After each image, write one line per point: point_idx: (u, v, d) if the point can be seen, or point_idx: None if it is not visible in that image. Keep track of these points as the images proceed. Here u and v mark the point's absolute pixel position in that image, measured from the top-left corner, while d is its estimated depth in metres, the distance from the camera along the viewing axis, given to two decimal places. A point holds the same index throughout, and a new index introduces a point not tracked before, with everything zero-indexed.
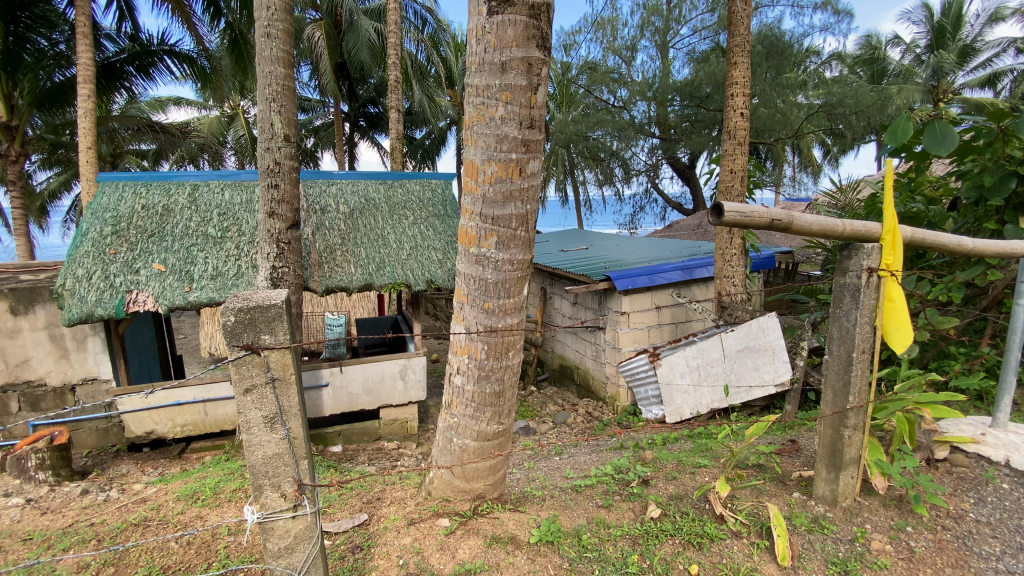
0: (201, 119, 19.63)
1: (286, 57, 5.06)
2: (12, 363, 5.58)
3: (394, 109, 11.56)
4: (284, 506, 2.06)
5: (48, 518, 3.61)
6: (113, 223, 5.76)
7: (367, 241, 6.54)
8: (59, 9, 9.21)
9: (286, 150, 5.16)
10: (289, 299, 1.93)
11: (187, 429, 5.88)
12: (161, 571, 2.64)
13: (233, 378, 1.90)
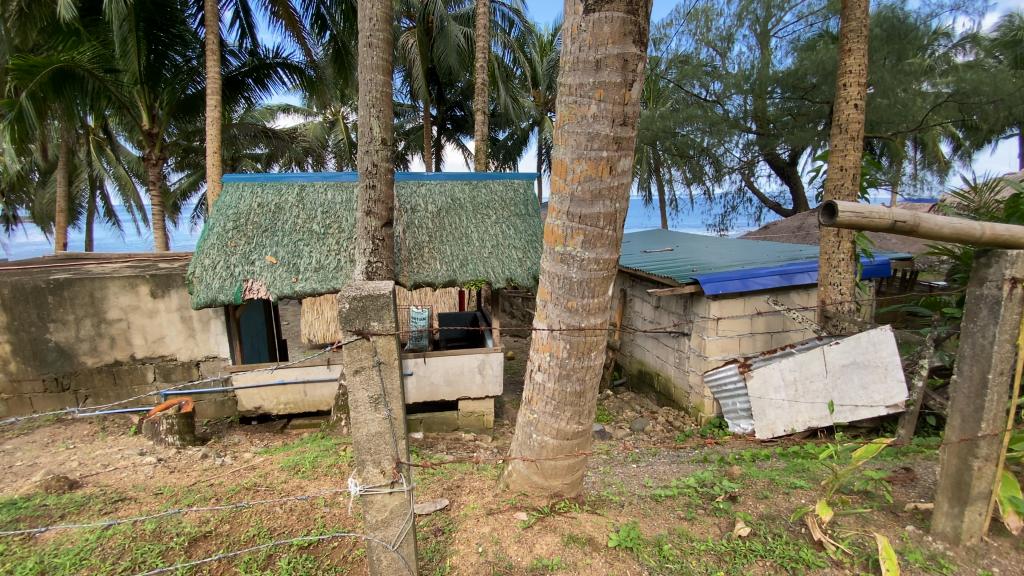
0: (306, 125, 21.40)
1: (385, 64, 5.38)
2: (151, 339, 6.46)
3: (480, 111, 11.85)
4: (383, 482, 2.19)
5: (175, 476, 4.14)
6: (234, 219, 6.47)
7: (452, 239, 6.78)
8: (192, 29, 10.74)
9: (383, 153, 5.49)
10: (396, 290, 2.06)
11: (288, 406, 6.45)
12: (269, 532, 2.94)
13: (344, 360, 2.06)
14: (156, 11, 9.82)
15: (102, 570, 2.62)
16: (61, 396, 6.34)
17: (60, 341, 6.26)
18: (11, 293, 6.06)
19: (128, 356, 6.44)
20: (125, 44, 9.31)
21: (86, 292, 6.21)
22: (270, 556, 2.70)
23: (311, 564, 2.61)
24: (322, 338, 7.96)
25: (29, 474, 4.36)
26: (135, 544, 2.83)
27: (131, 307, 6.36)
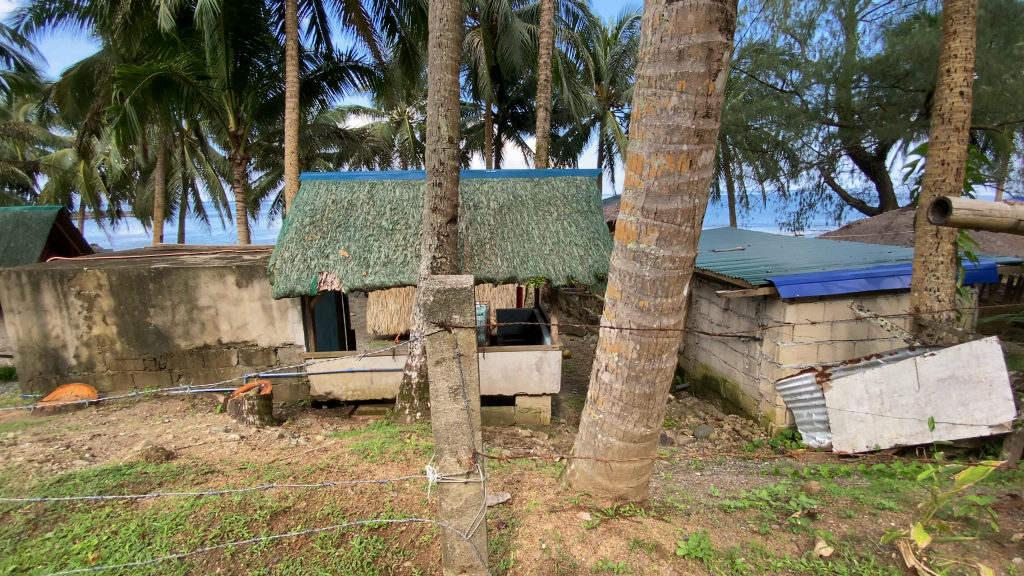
0: (374, 125, 22.25)
1: (453, 64, 5.48)
2: (236, 325, 6.98)
3: (542, 107, 11.82)
4: (459, 471, 2.24)
5: (256, 453, 4.45)
6: (310, 215, 6.83)
7: (514, 236, 6.81)
8: (274, 36, 11.41)
9: (450, 151, 5.59)
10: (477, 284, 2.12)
11: (356, 393, 6.76)
12: (343, 511, 3.09)
13: (426, 350, 2.13)
14: (242, 20, 10.54)
15: (196, 535, 2.85)
16: (157, 374, 7.00)
17: (158, 325, 6.90)
18: (119, 280, 6.75)
19: (215, 340, 7.00)
20: (215, 53, 10.08)
21: (181, 281, 6.80)
22: (343, 535, 2.83)
23: (381, 545, 2.73)
24: (387, 329, 8.26)
25: (132, 443, 4.83)
26: (223, 513, 3.06)
27: (219, 296, 6.89)
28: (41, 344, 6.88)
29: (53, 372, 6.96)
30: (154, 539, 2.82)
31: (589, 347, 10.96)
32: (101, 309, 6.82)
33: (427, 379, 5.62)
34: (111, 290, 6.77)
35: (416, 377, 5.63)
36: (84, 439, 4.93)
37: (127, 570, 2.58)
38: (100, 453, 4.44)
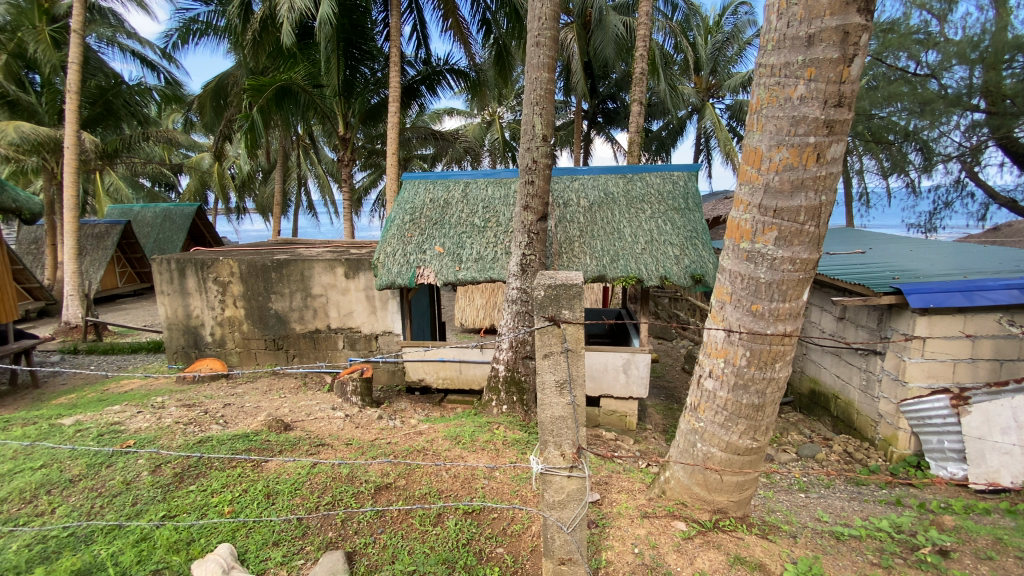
0: (467, 125, 22.99)
1: (550, 62, 5.50)
2: (343, 313, 7.58)
3: (636, 102, 11.50)
4: (562, 464, 2.26)
5: (360, 431, 4.83)
6: (410, 213, 7.24)
7: (604, 234, 6.70)
8: (378, 45, 12.12)
9: (543, 149, 5.60)
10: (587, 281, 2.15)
11: (446, 382, 7.06)
12: (438, 493, 3.26)
13: (535, 344, 2.20)
14: (353, 31, 11.37)
15: (312, 501, 3.14)
16: (276, 353, 7.82)
17: (278, 309, 7.70)
18: (248, 268, 7.61)
19: (325, 326, 7.66)
20: (328, 63, 11.00)
21: (298, 271, 7.51)
22: (440, 515, 2.98)
23: (474, 530, 2.84)
24: (473, 323, 8.56)
25: (256, 414, 5.44)
26: (335, 483, 3.34)
27: (330, 285, 7.53)
28: (185, 322, 7.95)
29: (193, 347, 8.02)
30: (277, 500, 3.15)
31: (677, 353, 10.53)
32: (232, 294, 7.74)
33: (514, 374, 5.71)
34: (241, 277, 7.66)
35: (504, 371, 5.73)
36: (218, 406, 5.64)
37: (257, 524, 2.89)
38: (231, 420, 5.04)
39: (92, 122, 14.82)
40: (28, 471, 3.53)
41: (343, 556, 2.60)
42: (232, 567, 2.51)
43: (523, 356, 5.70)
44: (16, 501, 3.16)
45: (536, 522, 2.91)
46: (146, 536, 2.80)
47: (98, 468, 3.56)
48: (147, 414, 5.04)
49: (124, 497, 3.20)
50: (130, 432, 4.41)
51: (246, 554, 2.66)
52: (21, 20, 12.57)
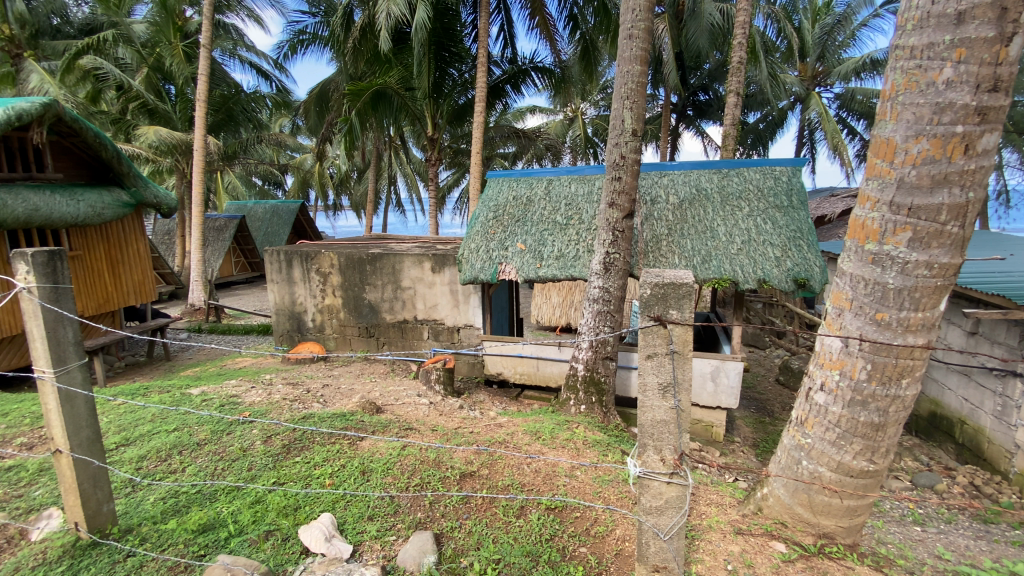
0: (549, 122, 23.03)
1: (643, 54, 5.28)
2: (429, 306, 7.91)
3: (731, 93, 10.86)
4: (662, 469, 2.18)
5: (444, 419, 5.03)
6: (494, 210, 7.35)
7: (695, 233, 6.41)
8: (467, 47, 12.43)
9: (633, 144, 5.36)
10: (697, 281, 2.08)
11: (523, 377, 7.13)
12: (520, 486, 3.31)
13: (639, 344, 2.15)
14: (443, 34, 11.76)
15: (402, 481, 3.31)
16: (368, 340, 8.34)
17: (371, 299, 8.20)
18: (346, 260, 8.19)
19: (412, 317, 8.04)
20: (420, 66, 11.48)
21: (390, 264, 7.95)
22: (523, 508, 3.02)
23: (558, 526, 2.86)
24: (549, 321, 8.06)
25: (351, 396, 5.84)
26: (423, 466, 3.50)
27: (418, 279, 7.88)
28: (291, 309, 8.71)
29: (296, 331, 8.77)
30: (371, 477, 3.35)
31: (770, 363, 9.82)
32: (332, 284, 8.36)
33: (594, 374, 5.62)
34: (340, 269, 8.25)
35: (583, 371, 5.65)
36: (319, 387, 6.13)
37: (353, 498, 3.08)
38: (329, 400, 5.45)
39: (216, 127, 16.64)
40: (164, 432, 4.01)
41: (432, 537, 2.71)
42: (333, 536, 2.71)
43: (603, 356, 5.60)
44: (155, 456, 3.58)
45: (620, 525, 2.87)
46: (260, 499, 3.03)
47: (220, 434, 3.99)
48: (259, 390, 5.60)
49: (242, 462, 3.53)
50: (246, 404, 4.90)
51: (344, 525, 2.84)
52: (162, 38, 14.37)
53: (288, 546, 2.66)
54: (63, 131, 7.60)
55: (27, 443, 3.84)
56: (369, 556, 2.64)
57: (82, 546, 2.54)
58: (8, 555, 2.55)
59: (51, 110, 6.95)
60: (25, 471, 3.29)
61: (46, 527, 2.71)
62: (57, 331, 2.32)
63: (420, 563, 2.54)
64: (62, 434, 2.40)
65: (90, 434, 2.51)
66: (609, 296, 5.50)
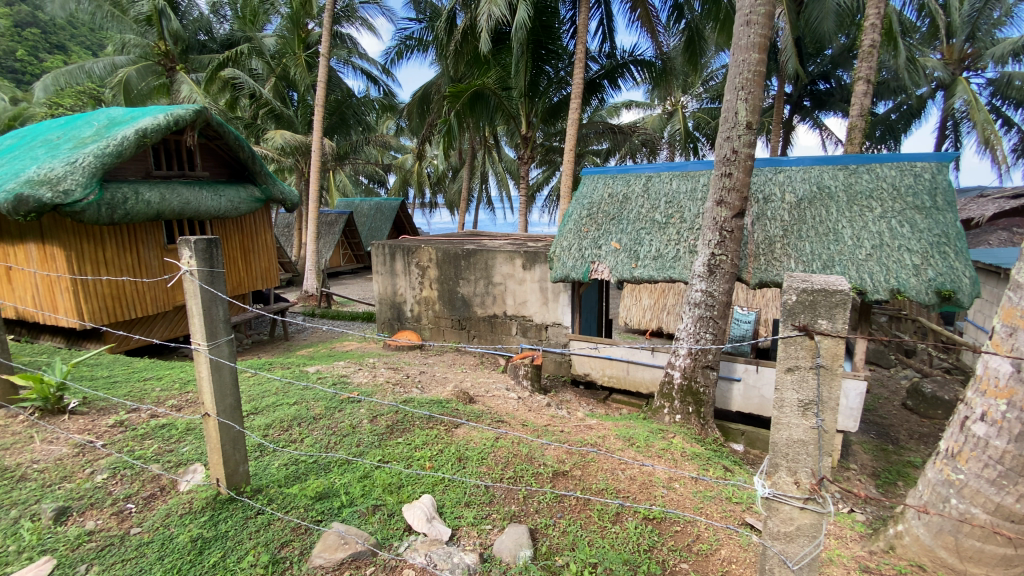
0: (646, 117, 22.29)
1: (763, 41, 4.86)
2: (519, 302, 7.99)
3: (860, 80, 9.72)
4: (796, 493, 2.00)
5: (534, 414, 5.07)
6: (587, 208, 7.19)
7: (814, 235, 5.85)
8: (564, 44, 12.30)
9: (747, 137, 4.97)
10: (854, 289, 1.87)
11: (612, 380, 6.90)
12: (616, 492, 3.23)
13: (779, 355, 1.98)
14: (543, 32, 11.74)
15: (496, 472, 3.37)
16: (460, 332, 8.63)
17: (464, 293, 8.48)
18: (443, 255, 8.54)
19: (502, 312, 8.18)
20: (518, 65, 11.59)
21: (483, 260, 8.16)
22: (618, 514, 2.95)
23: (656, 537, 2.77)
24: (638, 325, 7.72)
25: (445, 384, 6.10)
26: (516, 460, 3.53)
27: (509, 275, 8.00)
28: (392, 299, 9.27)
29: (396, 320, 9.31)
30: (467, 464, 3.45)
31: (895, 385, 8.69)
32: (429, 277, 8.76)
33: (692, 384, 5.32)
34: (437, 263, 8.63)
35: (680, 379, 5.38)
36: (416, 373, 6.48)
37: (451, 484, 3.18)
38: (426, 386, 5.74)
39: (330, 129, 18.11)
40: (286, 405, 4.44)
41: (527, 532, 2.73)
42: (434, 517, 2.83)
43: (703, 365, 5.29)
44: (279, 426, 3.95)
45: (726, 546, 2.74)
46: (368, 474, 3.24)
47: (333, 410, 4.35)
48: (365, 372, 6.03)
49: (351, 439, 3.79)
50: (353, 384, 5.30)
51: (443, 508, 2.95)
52: (288, 49, 15.91)
53: (394, 522, 2.81)
54: (209, 134, 8.68)
55: (177, 405, 4.43)
56: (466, 541, 2.70)
57: (222, 500, 2.87)
58: (162, 502, 2.94)
59: (201, 116, 7.98)
60: (176, 429, 3.81)
61: (191, 481, 3.10)
62: (210, 310, 2.62)
63: (516, 556, 2.57)
64: (211, 400, 2.72)
65: (232, 402, 2.83)
66: (712, 301, 5.18)
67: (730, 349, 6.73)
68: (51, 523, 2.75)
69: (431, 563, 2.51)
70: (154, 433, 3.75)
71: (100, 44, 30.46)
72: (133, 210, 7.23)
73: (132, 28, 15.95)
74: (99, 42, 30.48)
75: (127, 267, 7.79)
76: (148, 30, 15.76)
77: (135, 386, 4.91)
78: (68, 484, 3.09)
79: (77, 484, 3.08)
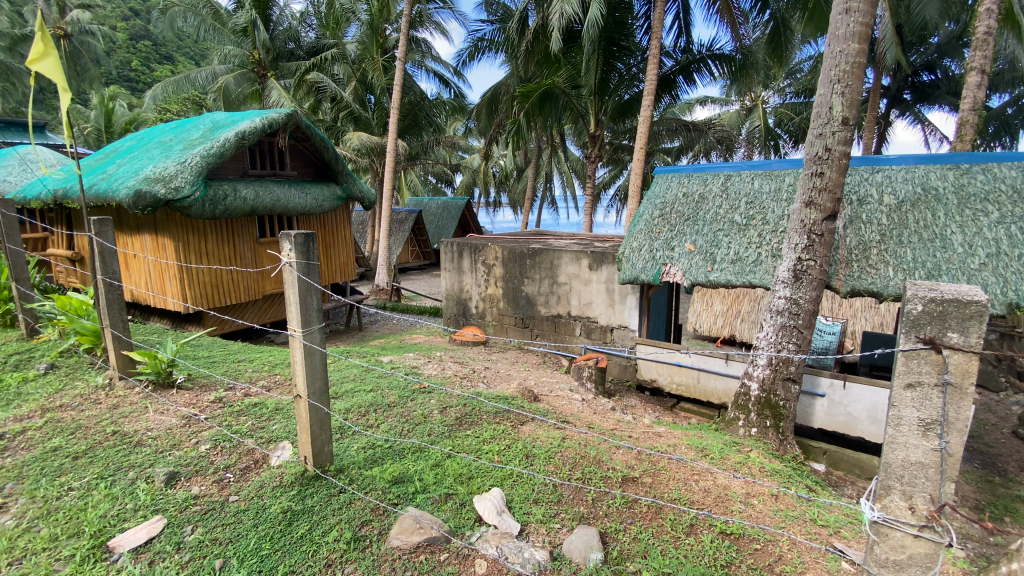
0: (721, 114, 21.34)
1: (864, 30, 4.47)
2: (584, 303, 7.92)
3: (973, 70, 8.73)
4: (910, 520, 1.87)
5: (598, 417, 5.02)
6: (660, 208, 6.98)
7: (917, 241, 5.34)
8: (637, 40, 11.99)
9: (843, 134, 4.60)
10: (992, 300, 1.70)
11: (680, 388, 6.66)
12: (689, 502, 3.14)
13: (898, 370, 1.85)
14: (615, 29, 11.51)
15: (564, 471, 3.35)
16: (524, 331, 8.69)
17: (529, 292, 8.53)
18: (509, 254, 8.64)
19: (566, 312, 8.15)
20: (589, 63, 11.46)
21: (549, 260, 8.17)
22: (693, 526, 2.87)
23: (734, 554, 2.66)
24: (708, 331, 7.40)
25: (510, 380, 6.16)
26: (584, 461, 3.50)
27: (575, 276, 7.95)
28: (458, 295, 9.49)
29: (461, 315, 9.53)
30: (535, 461, 3.46)
31: (1007, 411, 7.72)
32: (495, 275, 8.89)
33: (771, 397, 5.02)
34: (503, 261, 8.74)
35: (757, 391, 5.10)
36: (482, 368, 6.60)
37: (520, 480, 3.21)
38: (491, 382, 5.84)
39: (403, 130, 18.82)
40: (364, 391, 4.69)
41: (597, 534, 2.71)
42: (504, 511, 2.87)
43: (784, 378, 4.99)
44: (357, 411, 4.17)
45: (812, 570, 2.58)
46: (439, 463, 3.35)
47: (406, 399, 4.53)
48: (434, 364, 6.23)
49: (423, 428, 3.94)
50: (423, 376, 5.49)
51: (512, 503, 2.98)
52: (368, 55, 16.73)
53: (465, 511, 2.89)
54: (297, 136, 9.29)
55: (267, 386, 4.81)
56: (536, 538, 2.72)
57: (308, 477, 3.08)
58: (256, 474, 3.20)
59: (291, 119, 8.56)
60: (267, 408, 4.13)
61: (281, 457, 3.36)
62: (305, 299, 2.81)
63: (587, 558, 2.56)
64: (303, 383, 2.91)
65: (321, 385, 3.01)
66: (797, 309, 4.87)
67: (812, 362, 6.28)
68: (163, 486, 3.06)
69: (503, 556, 2.56)
70: (248, 410, 4.08)
71: (202, 55, 33.48)
72: (232, 206, 7.90)
73: (230, 39, 17.40)
74: (201, 53, 33.49)
75: (225, 258, 8.53)
76: (244, 41, 17.12)
77: (230, 366, 5.38)
78: (177, 451, 3.43)
79: (184, 452, 3.42)
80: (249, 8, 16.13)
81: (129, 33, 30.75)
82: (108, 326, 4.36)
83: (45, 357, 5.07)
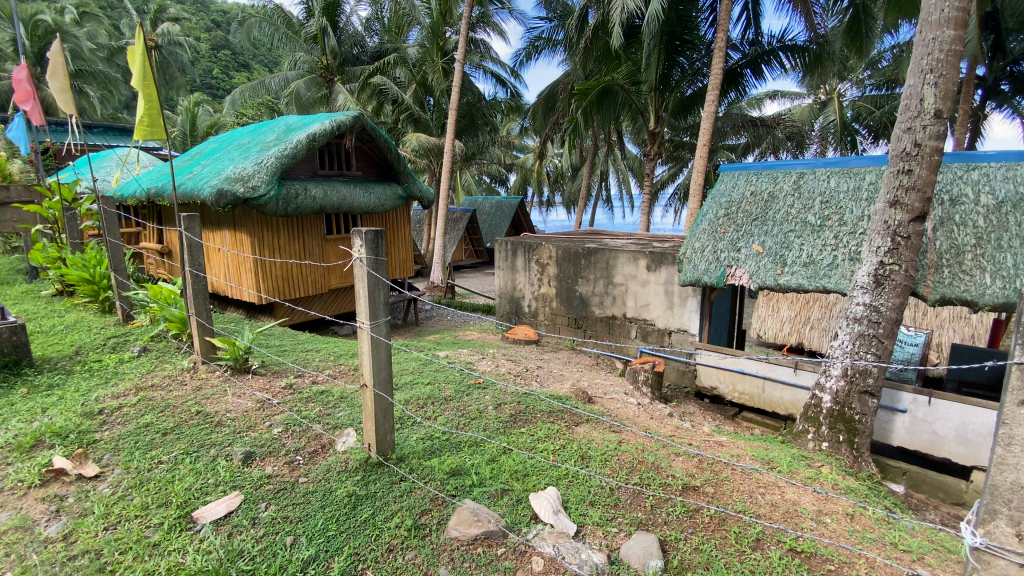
0: (792, 108, 20.19)
1: (962, 14, 4.07)
2: (640, 304, 7.75)
3: None
4: (1017, 549, 1.70)
5: (654, 422, 4.91)
6: (726, 207, 6.70)
7: (1020, 245, 4.83)
8: (701, 34, 11.57)
9: (934, 128, 4.22)
10: None
11: (743, 397, 6.37)
12: (754, 514, 3.00)
13: (1010, 388, 1.67)
14: (678, 22, 11.14)
15: (621, 475, 3.30)
16: (577, 331, 8.63)
17: (583, 292, 8.46)
18: (563, 253, 8.62)
19: (622, 313, 8.01)
20: (650, 58, 11.18)
21: (604, 260, 8.07)
22: (760, 541, 2.74)
23: (805, 573, 2.52)
24: (773, 338, 7.03)
25: (563, 380, 6.14)
26: (642, 467, 3.42)
27: (632, 276, 7.79)
28: (512, 293, 9.54)
29: (515, 314, 9.58)
30: (591, 463, 3.43)
31: None
32: (548, 274, 8.88)
33: (845, 410, 4.70)
34: (557, 260, 8.72)
35: (830, 403, 4.79)
36: (534, 367, 6.61)
37: (575, 481, 3.19)
38: (544, 381, 5.82)
39: (461, 131, 19.15)
40: (423, 384, 4.82)
41: (657, 542, 2.65)
42: (560, 511, 2.86)
43: (861, 391, 4.66)
44: (416, 403, 4.30)
45: None
46: (495, 458, 3.40)
47: (462, 394, 4.62)
48: (488, 361, 6.31)
49: (479, 423, 3.99)
50: (478, 371, 5.59)
51: (568, 503, 2.97)
52: (428, 58, 17.15)
53: (521, 508, 2.91)
54: (362, 136, 9.66)
55: (333, 374, 5.07)
56: (592, 540, 2.70)
57: (372, 464, 3.21)
58: (324, 458, 3.37)
59: (357, 121, 8.92)
60: (333, 396, 4.35)
61: (346, 443, 3.52)
62: (374, 293, 2.93)
63: (646, 564, 2.50)
64: (370, 373, 3.03)
65: (386, 376, 3.12)
66: (878, 317, 4.52)
67: (892, 376, 5.82)
68: (241, 464, 3.29)
69: (560, 555, 2.55)
70: (316, 397, 4.31)
71: (274, 61, 35.44)
72: (302, 204, 8.36)
73: (301, 46, 18.36)
74: (274, 60, 35.52)
75: (295, 253, 9.04)
76: (314, 47, 18.01)
77: (299, 355, 5.70)
78: (253, 433, 3.67)
79: (259, 434, 3.65)
80: (319, 16, 16.94)
81: (211, 42, 33.09)
82: (194, 314, 4.73)
83: (139, 340, 5.58)
